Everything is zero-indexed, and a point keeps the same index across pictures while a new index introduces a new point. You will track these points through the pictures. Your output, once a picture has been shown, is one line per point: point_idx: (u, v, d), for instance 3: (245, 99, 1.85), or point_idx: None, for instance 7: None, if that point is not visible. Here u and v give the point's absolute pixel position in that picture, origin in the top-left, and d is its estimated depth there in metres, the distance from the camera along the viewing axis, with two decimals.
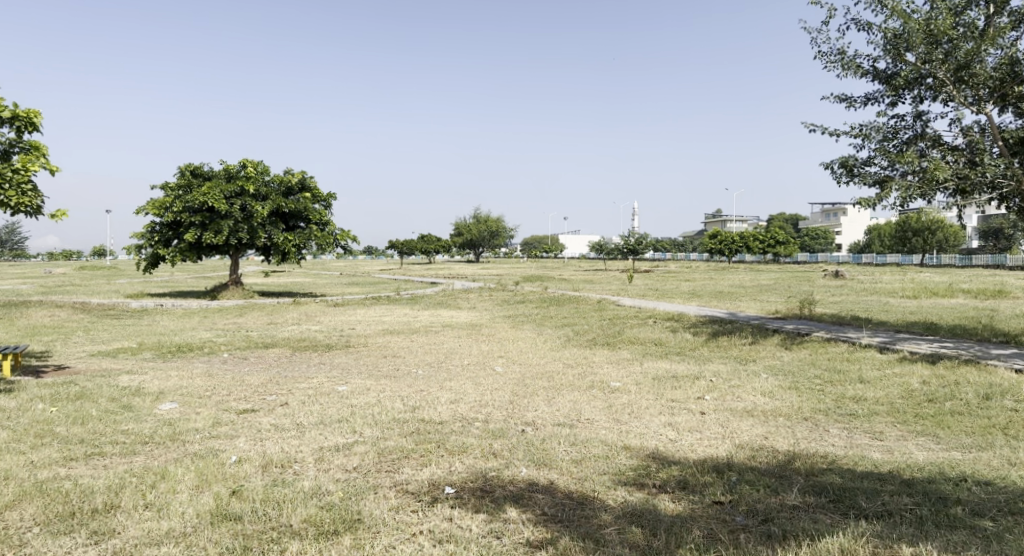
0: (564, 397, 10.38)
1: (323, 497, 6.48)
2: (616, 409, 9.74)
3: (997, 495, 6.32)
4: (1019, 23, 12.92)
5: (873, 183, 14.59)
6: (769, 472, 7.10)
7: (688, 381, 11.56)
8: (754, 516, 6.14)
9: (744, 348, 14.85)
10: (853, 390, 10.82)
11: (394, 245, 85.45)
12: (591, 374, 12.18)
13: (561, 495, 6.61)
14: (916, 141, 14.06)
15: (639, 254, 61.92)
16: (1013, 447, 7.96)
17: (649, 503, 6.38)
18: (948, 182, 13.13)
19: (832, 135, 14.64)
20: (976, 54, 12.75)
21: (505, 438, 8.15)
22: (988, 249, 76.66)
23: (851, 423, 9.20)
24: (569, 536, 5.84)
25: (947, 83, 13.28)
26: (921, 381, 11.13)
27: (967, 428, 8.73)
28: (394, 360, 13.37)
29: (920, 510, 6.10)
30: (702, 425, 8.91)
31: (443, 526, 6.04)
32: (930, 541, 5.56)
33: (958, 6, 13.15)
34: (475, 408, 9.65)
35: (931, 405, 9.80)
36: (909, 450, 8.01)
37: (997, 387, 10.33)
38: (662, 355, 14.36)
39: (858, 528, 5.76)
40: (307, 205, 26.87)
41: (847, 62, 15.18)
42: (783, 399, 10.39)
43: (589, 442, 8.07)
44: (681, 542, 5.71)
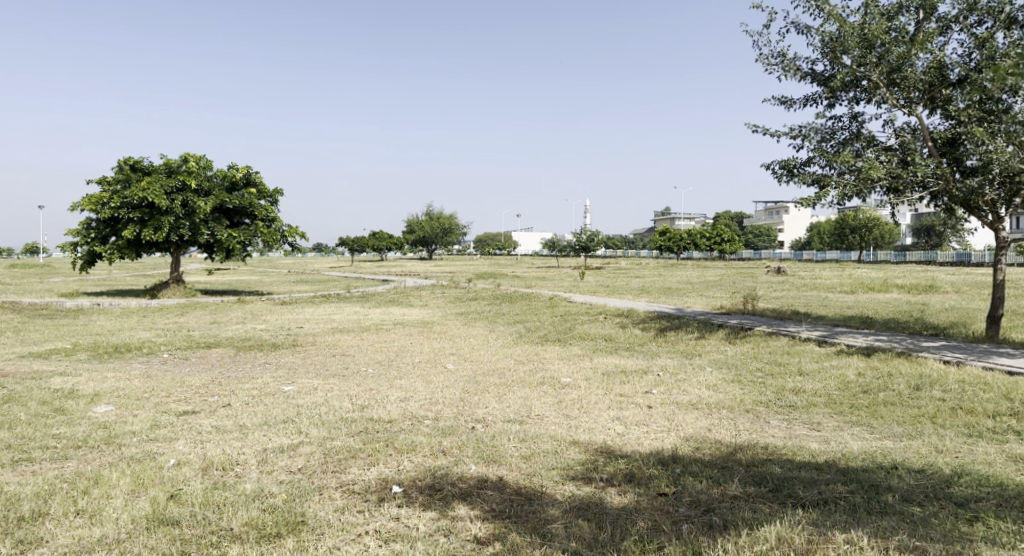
0: (514, 394, 10.40)
1: (266, 499, 6.38)
2: (566, 404, 9.81)
3: (925, 482, 6.58)
4: (946, 29, 13.45)
5: (812, 183, 15.03)
6: (712, 464, 7.26)
7: (636, 376, 11.72)
8: (696, 507, 6.27)
9: (690, 343, 15.13)
10: (793, 382, 11.14)
11: (346, 243, 84.37)
12: (542, 370, 12.27)
13: (510, 491, 6.64)
14: (852, 142, 14.53)
15: (591, 251, 62.22)
16: (941, 435, 8.30)
17: (595, 497, 6.47)
18: (882, 181, 13.60)
19: (772, 136, 15.06)
20: (907, 58, 13.24)
21: (454, 436, 8.15)
22: (921, 246, 79.80)
23: (790, 414, 9.47)
24: (517, 532, 5.88)
25: (880, 86, 13.77)
26: (857, 373, 11.53)
27: (899, 418, 9.07)
28: (343, 359, 13.22)
29: (853, 498, 6.30)
30: (649, 419, 9.05)
31: (390, 525, 6.01)
32: (862, 527, 5.73)
33: (890, 11, 13.61)
34: (425, 405, 9.61)
35: (865, 396, 10.16)
36: (844, 439, 8.29)
37: (927, 378, 10.76)
38: (612, 350, 14.55)
39: (794, 516, 5.92)
40: (252, 201, 26.33)
41: (787, 64, 15.58)
42: (727, 392, 10.63)
43: (538, 437, 8.13)
44: (627, 535, 5.79)
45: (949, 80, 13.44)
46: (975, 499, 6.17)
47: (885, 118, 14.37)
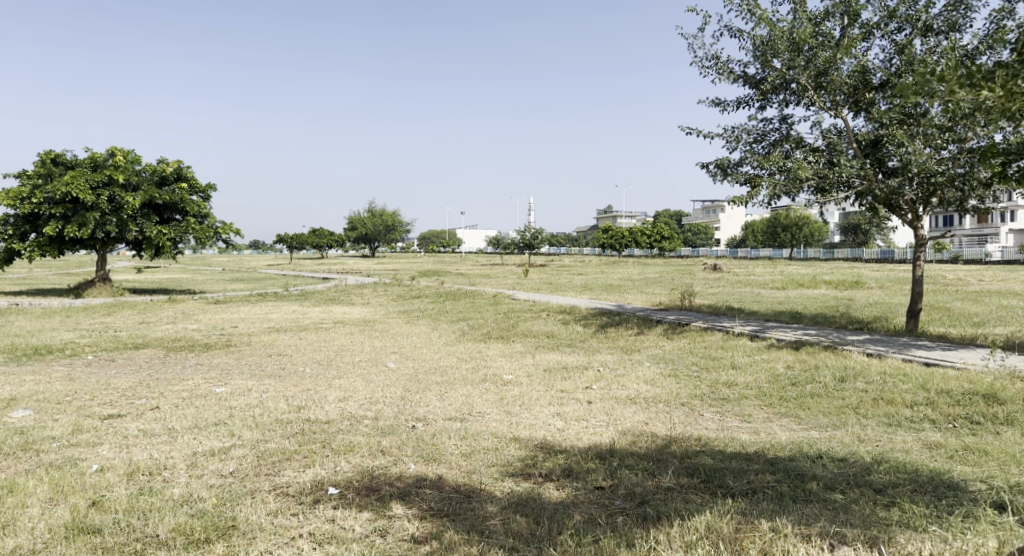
0: (456, 392, 10.38)
1: (195, 504, 6.22)
2: (507, 401, 9.86)
3: (846, 470, 6.86)
4: (869, 34, 13.99)
5: (744, 183, 15.43)
6: (648, 457, 7.40)
7: (577, 373, 11.83)
8: (631, 499, 6.38)
9: (630, 338, 15.37)
10: (726, 376, 11.43)
11: (283, 240, 82.67)
12: (484, 367, 12.28)
13: (449, 489, 6.63)
14: (781, 143, 14.97)
15: (535, 248, 62.59)
16: (863, 425, 8.63)
17: (533, 493, 6.51)
18: (810, 181, 14.07)
19: (707, 137, 15.38)
20: (833, 62, 13.72)
21: (394, 435, 8.08)
22: (848, 244, 82.91)
23: (723, 407, 9.72)
24: (454, 530, 5.86)
25: (808, 89, 14.25)
26: (786, 365, 11.93)
27: (825, 409, 9.41)
28: (279, 359, 12.96)
29: (780, 486, 6.52)
30: (588, 415, 9.16)
31: (325, 527, 5.92)
32: (786, 514, 5.90)
33: (817, 17, 14.06)
34: (364, 405, 9.50)
35: (794, 388, 10.49)
36: (774, 430, 8.55)
37: (851, 370, 11.20)
38: (553, 347, 14.65)
39: (724, 506, 6.07)
40: (183, 196, 25.53)
41: (720, 66, 15.93)
42: (664, 387, 10.84)
43: (478, 435, 8.13)
44: (563, 530, 5.83)
45: (872, 84, 13.99)
46: (893, 485, 6.43)
47: (813, 121, 14.86)
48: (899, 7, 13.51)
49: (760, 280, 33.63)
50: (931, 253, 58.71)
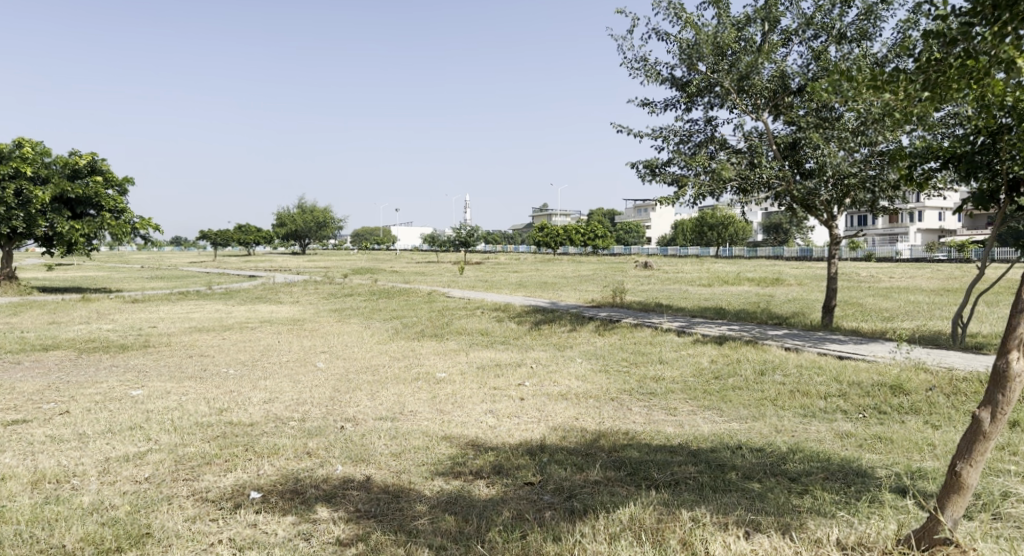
0: (387, 391, 10.27)
1: (106, 512, 5.97)
2: (439, 399, 9.82)
3: (765, 459, 7.10)
4: (788, 40, 14.51)
5: (672, 183, 15.78)
6: (576, 451, 7.50)
7: (510, 369, 11.90)
8: (559, 493, 6.44)
9: (562, 335, 15.53)
10: (654, 370, 11.68)
11: (207, 237, 80.17)
12: (417, 365, 12.20)
13: (376, 489, 6.56)
14: (706, 144, 15.37)
15: (470, 246, 62.45)
16: (780, 416, 8.96)
17: (462, 491, 6.50)
18: (733, 181, 14.50)
19: (636, 137, 15.64)
20: (754, 67, 14.16)
21: (321, 436, 7.94)
22: (771, 242, 85.79)
23: (651, 401, 9.93)
24: (380, 531, 5.78)
25: (731, 92, 14.68)
26: (710, 360, 12.28)
27: (746, 401, 9.72)
28: (201, 360, 12.58)
29: (702, 477, 6.69)
30: (520, 411, 9.21)
31: (246, 533, 5.77)
32: (707, 504, 6.05)
33: (739, 22, 14.49)
34: (291, 406, 9.31)
35: (717, 382, 10.80)
36: (697, 423, 8.79)
37: (771, 363, 11.60)
38: (486, 344, 14.67)
39: (649, 498, 6.18)
40: (98, 190, 24.44)
41: (648, 69, 16.25)
42: (594, 382, 10.99)
43: (409, 434, 8.07)
44: (491, 526, 5.82)
45: (790, 89, 14.51)
46: (806, 473, 6.70)
47: (736, 123, 15.31)
48: (816, 15, 14.03)
49: (688, 277, 34.40)
50: (846, 252, 61.27)
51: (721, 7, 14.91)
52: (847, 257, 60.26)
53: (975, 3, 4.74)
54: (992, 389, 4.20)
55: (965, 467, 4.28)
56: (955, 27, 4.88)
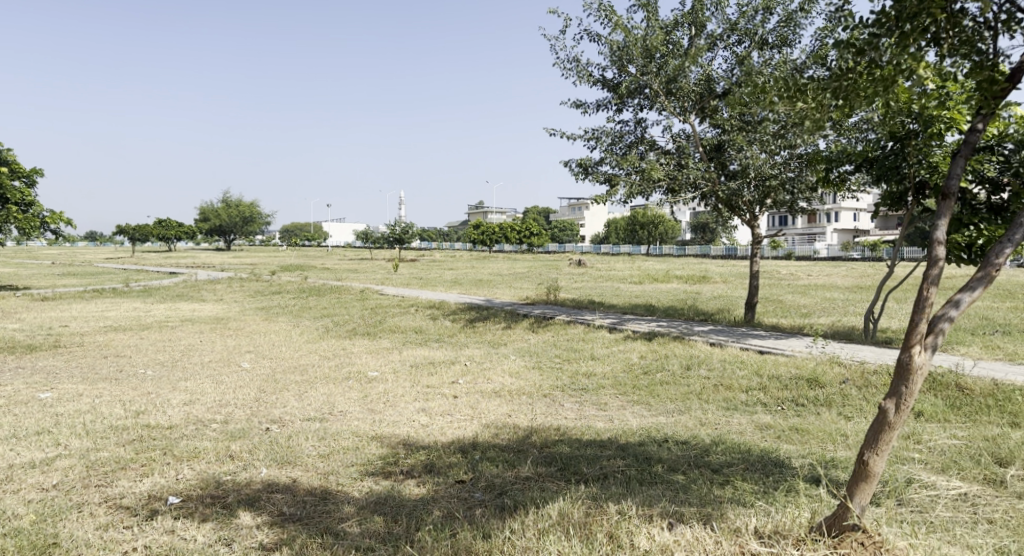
0: (317, 391, 10.08)
1: (9, 523, 5.68)
2: (371, 398, 9.70)
3: (689, 452, 7.28)
4: (714, 45, 14.89)
5: (603, 182, 16.01)
6: (508, 448, 7.53)
7: (443, 367, 11.86)
8: (490, 491, 6.45)
9: (497, 332, 15.57)
10: (586, 366, 11.83)
11: (125, 231, 76.97)
12: (348, 364, 12.03)
13: (302, 492, 6.43)
14: (637, 145, 15.63)
15: (404, 243, 61.86)
16: (705, 409, 9.21)
17: (392, 491, 6.43)
18: (662, 181, 14.80)
19: (568, 137, 15.80)
20: (682, 70, 14.48)
21: (245, 439, 7.74)
22: (699, 240, 87.97)
23: (582, 396, 10.06)
24: (306, 534, 5.65)
25: (660, 94, 14.98)
26: (639, 355, 12.52)
27: (673, 395, 9.95)
28: (118, 361, 12.09)
29: (629, 470, 6.82)
30: (452, 409, 9.19)
31: (163, 539, 5.58)
32: (633, 497, 6.14)
33: (667, 26, 14.80)
34: (214, 408, 9.05)
35: (646, 377, 11.03)
36: (626, 417, 8.94)
37: (697, 358, 11.90)
38: (420, 342, 14.58)
39: (578, 492, 6.25)
40: (4, 182, 23.18)
41: (580, 69, 16.42)
42: (527, 379, 11.07)
43: (338, 434, 7.95)
44: (420, 526, 5.76)
45: (716, 92, 14.90)
46: (728, 464, 6.90)
47: (664, 125, 15.64)
48: (739, 20, 14.44)
49: (619, 275, 34.96)
50: (769, 250, 63.31)
51: (650, 11, 15.19)
52: (769, 255, 62.38)
53: (881, 14, 4.96)
54: (897, 381, 4.40)
55: (872, 456, 4.48)
56: (863, 38, 5.11)
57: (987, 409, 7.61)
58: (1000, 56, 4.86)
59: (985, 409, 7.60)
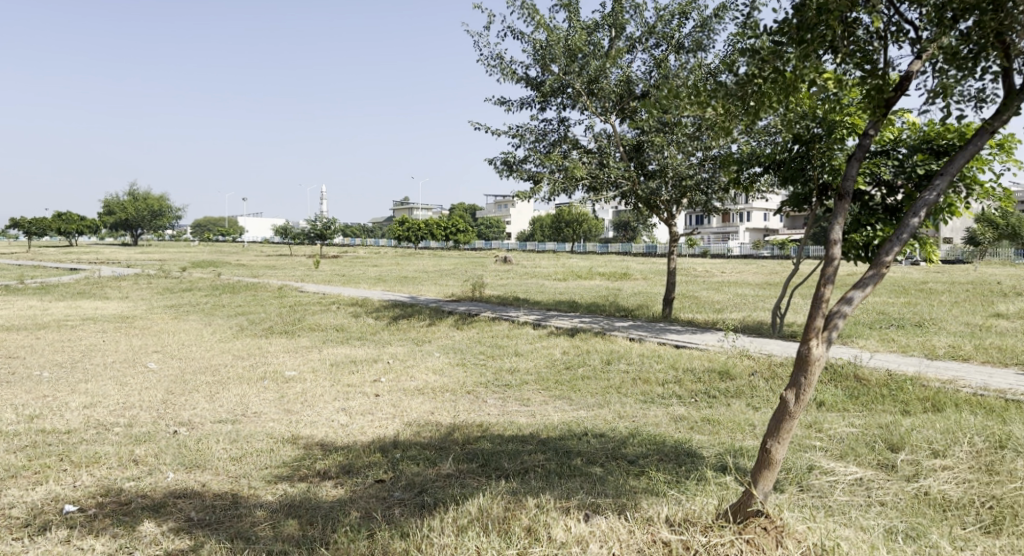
0: (230, 392, 9.78)
1: None
2: (287, 399, 9.48)
3: (608, 444, 7.42)
4: (633, 47, 15.18)
5: (527, 180, 16.11)
6: (430, 446, 7.49)
7: (365, 365, 11.71)
8: (410, 489, 6.40)
9: (421, 329, 15.47)
10: (509, 362, 11.90)
11: (22, 225, 72.55)
12: (264, 364, 11.72)
13: (211, 496, 6.24)
14: (559, 143, 15.78)
15: (324, 239, 60.63)
16: (623, 403, 9.41)
17: (307, 493, 6.30)
18: (584, 180, 14.98)
19: (493, 134, 15.83)
20: (603, 71, 14.73)
21: (150, 442, 7.45)
22: (621, 238, 89.68)
23: (505, 392, 10.11)
24: (216, 539, 5.49)
25: (582, 94, 15.17)
26: (562, 351, 12.68)
27: (593, 389, 10.12)
28: (11, 362, 11.40)
29: (549, 464, 6.89)
30: (374, 408, 9.08)
31: (57, 550, 5.32)
32: (552, 491, 6.21)
33: (588, 27, 15.01)
34: (117, 411, 8.66)
35: (568, 372, 11.17)
36: (548, 412, 9.03)
37: (617, 353, 12.13)
38: (341, 340, 14.35)
39: (498, 488, 6.27)
40: None
41: (504, 66, 16.47)
42: (450, 376, 11.05)
43: (252, 436, 7.74)
44: (336, 527, 5.66)
45: (635, 94, 15.20)
46: (644, 456, 7.07)
47: (586, 125, 15.85)
48: (657, 24, 14.79)
49: (544, 271, 35.28)
50: (687, 248, 65.10)
51: (571, 11, 15.37)
52: (687, 253, 64.15)
53: (783, 23, 5.16)
54: (796, 373, 4.60)
55: (774, 444, 4.68)
56: (767, 45, 5.32)
57: (882, 397, 8.05)
58: (890, 65, 5.13)
59: (880, 398, 8.03)
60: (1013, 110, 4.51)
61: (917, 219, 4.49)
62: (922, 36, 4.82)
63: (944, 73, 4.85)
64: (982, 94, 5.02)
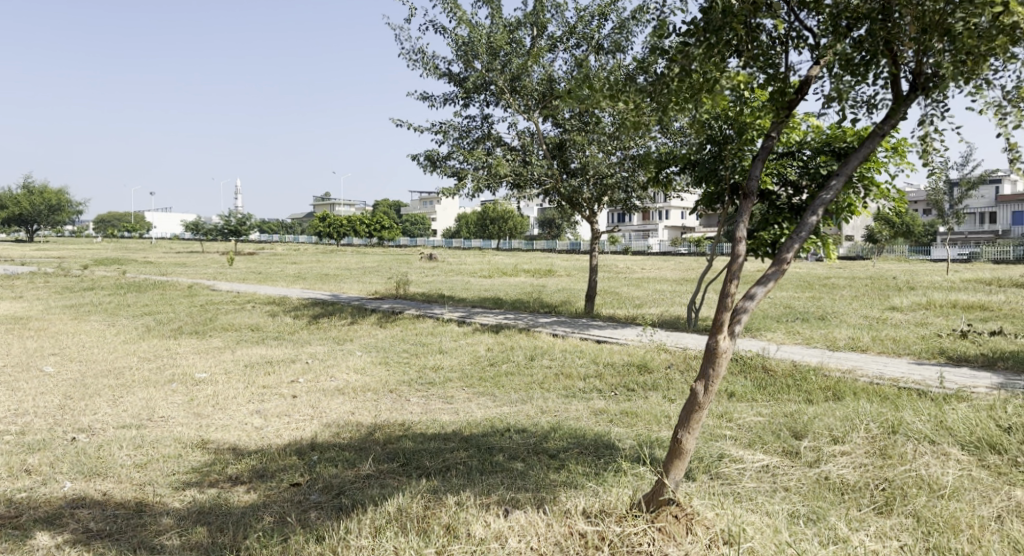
0: (135, 395, 9.38)
1: None
2: (198, 402, 9.16)
3: (529, 439, 7.47)
4: (555, 46, 15.32)
5: (451, 176, 16.04)
6: (349, 447, 7.37)
7: (282, 366, 11.42)
8: (328, 492, 6.27)
9: (342, 328, 15.20)
10: (432, 360, 11.83)
11: None
12: (173, 366, 11.27)
13: (113, 505, 5.96)
14: (483, 141, 15.76)
15: (240, 235, 58.80)
16: (546, 398, 9.50)
17: (217, 499, 6.10)
18: (508, 176, 15.01)
19: (416, 130, 15.70)
20: (525, 69, 14.81)
21: (45, 451, 7.06)
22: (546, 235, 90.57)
23: (428, 390, 10.04)
24: (118, 550, 5.24)
25: (505, 91, 15.21)
26: (486, 348, 12.69)
27: (516, 386, 10.17)
28: None
29: (471, 461, 6.89)
30: (291, 409, 8.87)
31: None
32: (473, 488, 6.20)
33: (510, 25, 15.06)
34: (9, 418, 8.17)
35: (492, 369, 11.19)
36: (470, 409, 9.02)
37: (539, 349, 12.23)
38: (257, 340, 13.95)
39: (418, 487, 6.23)
40: None
41: (426, 62, 16.35)
42: (372, 375, 10.90)
43: (157, 442, 7.44)
44: (248, 533, 5.48)
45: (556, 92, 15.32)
46: (564, 449, 7.16)
47: (509, 122, 15.88)
48: (577, 25, 14.97)
49: (468, 269, 35.24)
50: (610, 244, 66.30)
51: (493, 8, 15.38)
52: (610, 249, 65.28)
53: (692, 25, 5.30)
54: (705, 364, 4.74)
55: (684, 435, 4.81)
56: (678, 46, 5.45)
57: (787, 387, 8.40)
58: (791, 69, 5.34)
59: (786, 388, 8.38)
60: (900, 115, 4.77)
61: (815, 217, 4.69)
62: (820, 43, 5.04)
63: (839, 78, 5.08)
64: (874, 99, 5.28)
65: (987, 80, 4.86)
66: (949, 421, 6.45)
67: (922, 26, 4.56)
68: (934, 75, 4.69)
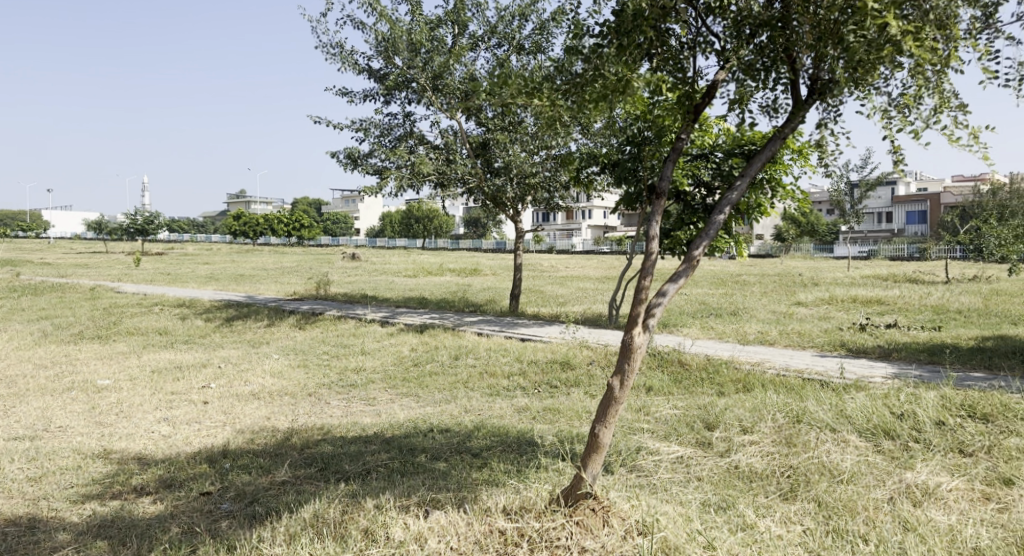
0: (29, 405, 8.86)
1: None
2: (101, 410, 8.74)
3: (451, 439, 7.43)
4: (476, 44, 15.29)
5: (373, 174, 15.81)
6: (264, 453, 7.17)
7: (193, 370, 11.01)
8: (240, 500, 6.07)
9: (258, 331, 14.76)
10: (353, 362, 11.63)
11: None
12: (74, 373, 10.71)
13: (3, 523, 5.61)
14: (405, 139, 15.59)
15: (149, 234, 56.34)
16: (469, 397, 9.48)
17: (120, 511, 5.83)
18: (431, 175, 14.89)
19: (336, 127, 15.41)
20: (446, 67, 14.72)
21: None
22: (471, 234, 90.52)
23: (350, 393, 9.87)
24: None
25: (426, 89, 15.08)
26: (409, 348, 12.56)
27: (440, 385, 10.11)
28: None
29: (391, 463, 6.80)
30: (202, 416, 8.56)
31: None
32: (392, 490, 6.11)
33: (431, 22, 14.95)
34: None
35: (415, 369, 11.08)
36: (392, 411, 8.91)
37: (462, 348, 12.18)
38: (167, 345, 13.40)
39: (335, 491, 6.10)
40: None
41: (346, 58, 16.08)
42: (290, 378, 10.63)
43: (54, 453, 7.06)
44: (154, 546, 5.25)
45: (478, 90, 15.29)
46: (486, 448, 7.15)
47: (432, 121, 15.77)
48: (498, 24, 14.99)
49: (390, 269, 34.84)
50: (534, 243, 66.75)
51: (413, 5, 15.23)
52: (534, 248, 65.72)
53: (605, 26, 5.38)
54: (621, 360, 4.81)
55: (601, 429, 4.88)
56: (591, 47, 5.54)
57: (701, 381, 8.65)
58: (698, 73, 5.49)
59: (700, 381, 8.63)
60: (800, 118, 4.97)
61: (723, 216, 4.84)
62: (725, 48, 5.20)
63: (742, 82, 5.26)
64: (776, 104, 5.48)
65: (876, 86, 5.11)
66: (848, 409, 6.77)
67: (818, 34, 4.75)
68: (829, 81, 4.92)
